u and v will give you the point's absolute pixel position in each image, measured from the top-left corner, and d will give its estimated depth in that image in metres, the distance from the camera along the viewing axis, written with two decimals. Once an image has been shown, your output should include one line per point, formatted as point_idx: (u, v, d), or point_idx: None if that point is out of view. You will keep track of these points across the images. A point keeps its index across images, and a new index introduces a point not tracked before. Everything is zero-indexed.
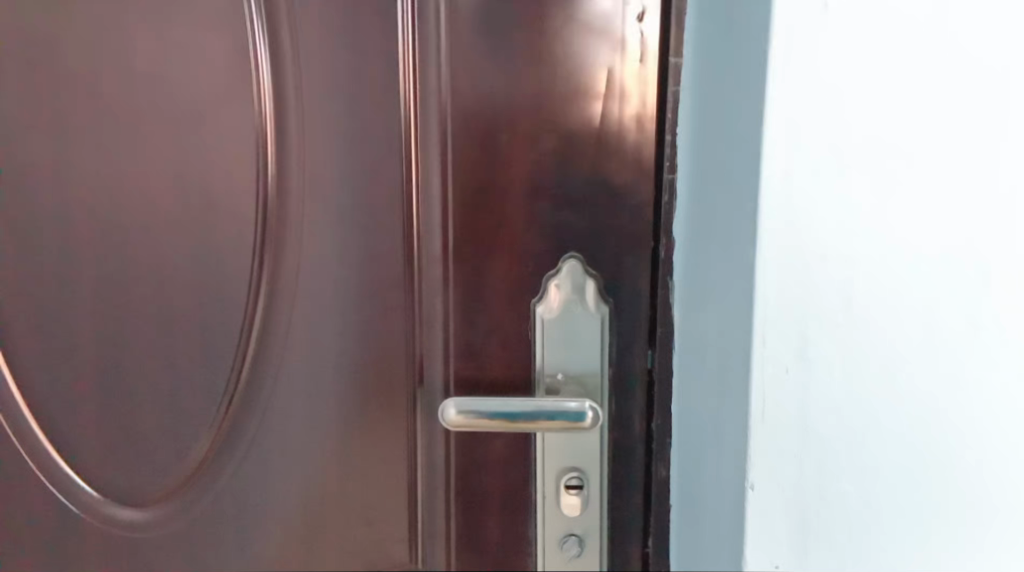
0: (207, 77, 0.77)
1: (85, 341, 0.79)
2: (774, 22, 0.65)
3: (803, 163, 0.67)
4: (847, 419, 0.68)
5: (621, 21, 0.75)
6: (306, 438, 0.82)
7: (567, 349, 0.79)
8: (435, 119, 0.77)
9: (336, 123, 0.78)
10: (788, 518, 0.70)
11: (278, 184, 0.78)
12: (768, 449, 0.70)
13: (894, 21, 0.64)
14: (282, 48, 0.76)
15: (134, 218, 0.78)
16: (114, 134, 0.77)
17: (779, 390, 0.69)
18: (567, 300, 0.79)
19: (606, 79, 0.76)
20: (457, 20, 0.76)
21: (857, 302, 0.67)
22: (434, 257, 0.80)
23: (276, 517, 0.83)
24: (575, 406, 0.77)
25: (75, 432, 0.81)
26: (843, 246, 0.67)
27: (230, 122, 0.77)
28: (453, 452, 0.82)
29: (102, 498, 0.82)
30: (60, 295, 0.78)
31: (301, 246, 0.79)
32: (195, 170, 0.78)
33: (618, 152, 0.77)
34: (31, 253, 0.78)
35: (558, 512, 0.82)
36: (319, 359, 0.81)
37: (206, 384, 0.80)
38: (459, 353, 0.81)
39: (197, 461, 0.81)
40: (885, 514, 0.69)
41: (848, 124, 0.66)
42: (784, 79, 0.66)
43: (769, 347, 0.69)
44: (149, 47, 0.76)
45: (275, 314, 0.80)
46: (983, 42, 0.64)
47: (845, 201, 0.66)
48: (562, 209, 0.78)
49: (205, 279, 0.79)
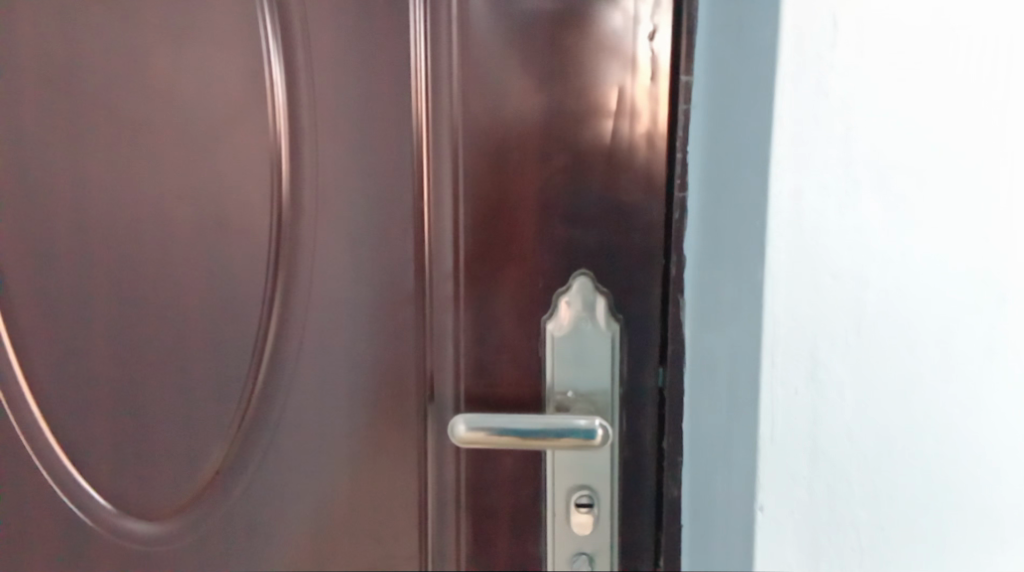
0: (222, 95, 0.77)
1: (102, 354, 0.81)
2: (783, 40, 0.65)
3: (813, 180, 0.66)
4: (857, 440, 0.67)
5: (632, 40, 0.75)
6: (317, 453, 0.82)
7: (577, 367, 0.79)
8: (448, 136, 0.78)
9: (348, 139, 0.78)
10: (799, 541, 0.69)
11: (291, 201, 0.79)
12: (776, 470, 0.69)
13: (901, 34, 0.64)
14: (297, 66, 0.77)
15: (151, 234, 0.79)
16: (130, 152, 0.78)
17: (789, 411, 0.68)
18: (578, 317, 0.79)
19: (617, 96, 0.76)
20: (468, 36, 0.76)
21: (868, 321, 0.66)
22: (445, 272, 0.80)
23: (286, 533, 0.83)
24: (584, 423, 0.77)
25: (90, 445, 0.82)
26: (851, 264, 0.66)
27: (243, 140, 0.78)
28: (464, 468, 0.82)
29: (115, 512, 0.83)
30: (79, 311, 0.81)
31: (313, 261, 0.80)
32: (208, 188, 0.79)
33: (628, 170, 0.77)
34: (51, 269, 0.80)
35: (568, 530, 0.82)
36: (331, 375, 0.81)
37: (219, 399, 0.81)
38: (471, 369, 0.81)
39: (210, 475, 0.82)
40: (896, 536, 0.68)
41: (858, 141, 0.65)
42: (793, 97, 0.65)
43: (778, 367, 0.68)
44: (166, 67, 0.77)
45: (287, 330, 0.80)
46: (986, 54, 0.64)
47: (855, 220, 0.66)
48: (573, 227, 0.78)
49: (218, 294, 0.80)
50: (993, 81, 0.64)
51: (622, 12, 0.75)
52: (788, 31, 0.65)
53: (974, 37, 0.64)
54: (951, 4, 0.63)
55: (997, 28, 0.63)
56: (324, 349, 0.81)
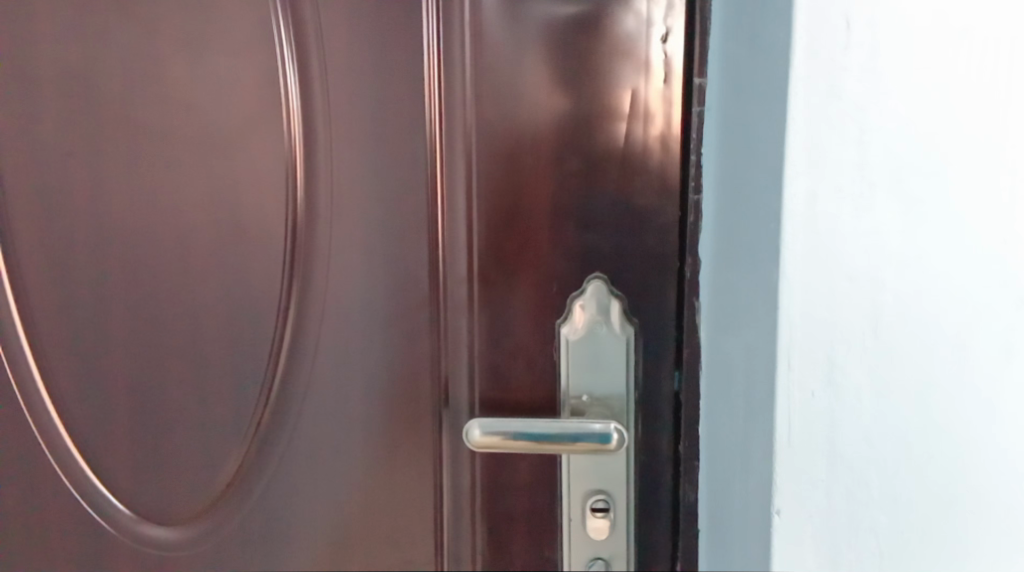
0: (238, 103, 0.78)
1: (120, 360, 0.81)
2: (797, 42, 0.64)
3: (828, 183, 0.65)
4: (876, 445, 0.67)
5: (645, 43, 0.75)
6: (334, 458, 0.82)
7: (592, 371, 0.79)
8: (461, 141, 0.78)
9: (362, 145, 0.78)
10: (817, 546, 0.69)
11: (307, 208, 0.79)
12: (794, 475, 0.68)
13: (915, 35, 0.63)
14: (311, 74, 0.78)
15: (168, 240, 0.80)
16: (146, 159, 0.79)
17: (805, 415, 0.67)
18: (592, 321, 0.79)
19: (630, 100, 0.76)
20: (480, 41, 0.76)
21: (885, 325, 0.66)
22: (459, 277, 0.79)
23: (303, 537, 0.83)
24: (599, 427, 0.76)
25: (109, 451, 0.83)
26: (870, 267, 0.66)
27: (258, 147, 0.78)
28: (479, 473, 0.82)
29: (134, 518, 0.83)
30: (96, 317, 0.81)
31: (328, 267, 0.80)
32: (224, 194, 0.79)
33: (642, 173, 0.77)
34: (68, 277, 0.81)
35: (583, 535, 0.81)
36: (346, 380, 0.81)
37: (236, 404, 0.81)
38: (485, 374, 0.81)
39: (227, 479, 0.82)
40: (916, 540, 0.67)
41: (873, 143, 0.65)
42: (806, 100, 0.65)
43: (795, 371, 0.67)
44: (183, 75, 0.78)
45: (303, 336, 0.81)
46: (998, 54, 0.63)
47: (872, 223, 0.65)
48: (587, 230, 0.78)
49: (234, 300, 0.80)
50: (994, 82, 0.63)
51: (635, 16, 0.75)
52: (801, 33, 0.64)
53: (976, 41, 0.63)
54: (952, 7, 0.63)
55: (999, 31, 0.63)
56: (339, 355, 0.81)
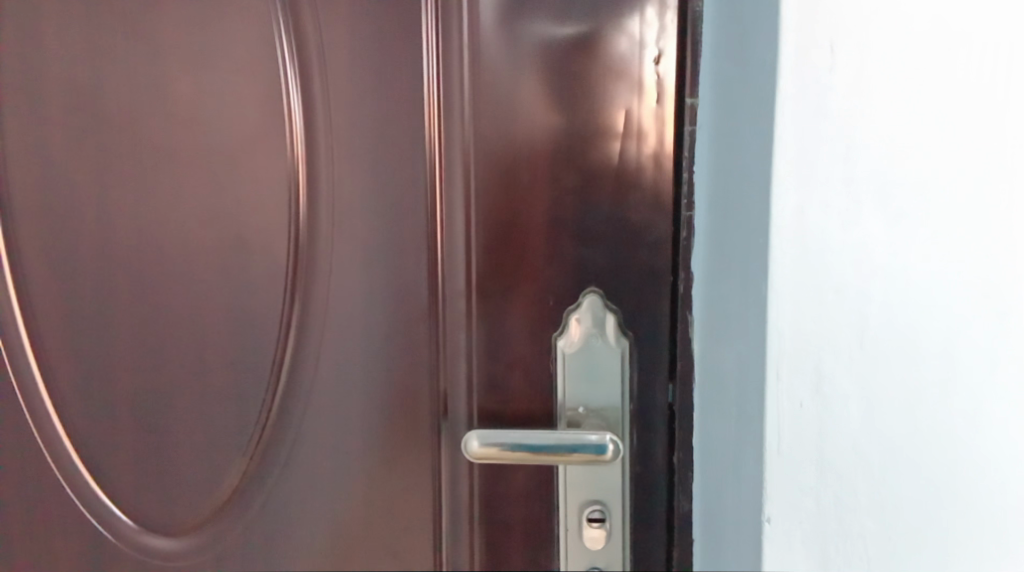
0: (242, 120, 0.80)
1: (125, 373, 0.83)
2: (784, 64, 0.67)
3: (816, 198, 0.68)
4: (864, 453, 0.69)
5: (638, 64, 0.77)
6: (334, 467, 0.84)
7: (588, 383, 0.81)
8: (460, 157, 0.80)
9: (363, 161, 0.80)
10: (807, 551, 0.70)
11: (308, 221, 0.81)
12: (784, 483, 0.70)
13: (902, 52, 0.66)
14: (313, 92, 0.80)
15: (173, 254, 0.82)
16: (152, 175, 0.81)
17: (795, 424, 0.69)
18: (588, 333, 0.81)
19: (624, 119, 0.78)
20: (480, 60, 0.78)
21: (872, 336, 0.68)
22: (458, 290, 0.81)
23: (303, 546, 0.85)
24: (595, 439, 0.78)
25: (112, 462, 0.84)
26: (857, 279, 0.68)
27: (262, 164, 0.81)
28: (477, 483, 0.83)
29: (137, 528, 0.85)
30: (101, 331, 0.83)
31: (329, 280, 0.82)
32: (228, 209, 0.81)
33: (636, 189, 0.79)
34: (74, 291, 0.83)
35: (580, 545, 0.83)
36: (346, 391, 0.83)
37: (238, 415, 0.83)
38: (483, 386, 0.82)
39: (230, 489, 0.84)
40: (905, 546, 0.69)
41: (860, 158, 0.67)
42: (794, 119, 0.67)
43: (784, 381, 0.69)
44: (188, 94, 0.80)
45: (305, 347, 0.82)
46: (986, 66, 0.65)
47: (859, 237, 0.67)
48: (582, 245, 0.80)
49: (238, 313, 0.82)
50: (993, 83, 0.65)
51: (629, 37, 0.77)
52: (788, 56, 0.67)
53: (966, 52, 0.65)
54: (949, 11, 0.65)
55: (994, 38, 0.65)
56: (340, 366, 0.83)
